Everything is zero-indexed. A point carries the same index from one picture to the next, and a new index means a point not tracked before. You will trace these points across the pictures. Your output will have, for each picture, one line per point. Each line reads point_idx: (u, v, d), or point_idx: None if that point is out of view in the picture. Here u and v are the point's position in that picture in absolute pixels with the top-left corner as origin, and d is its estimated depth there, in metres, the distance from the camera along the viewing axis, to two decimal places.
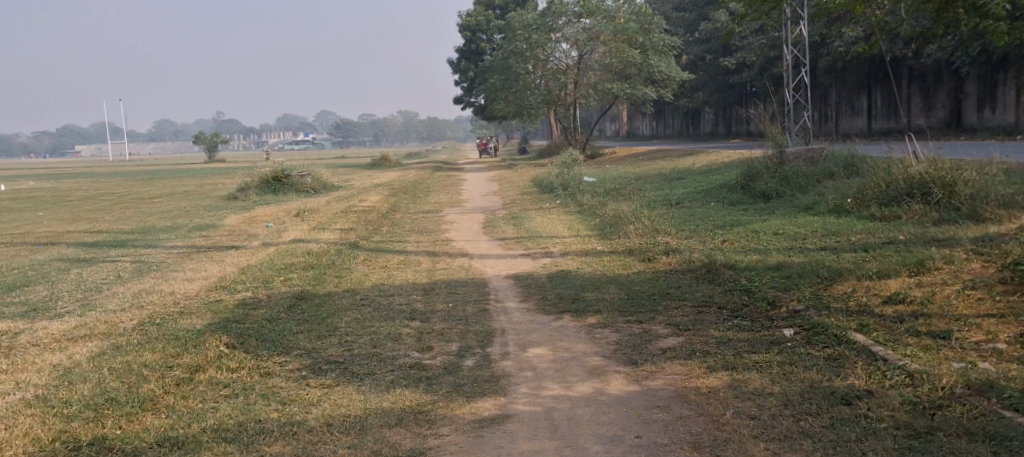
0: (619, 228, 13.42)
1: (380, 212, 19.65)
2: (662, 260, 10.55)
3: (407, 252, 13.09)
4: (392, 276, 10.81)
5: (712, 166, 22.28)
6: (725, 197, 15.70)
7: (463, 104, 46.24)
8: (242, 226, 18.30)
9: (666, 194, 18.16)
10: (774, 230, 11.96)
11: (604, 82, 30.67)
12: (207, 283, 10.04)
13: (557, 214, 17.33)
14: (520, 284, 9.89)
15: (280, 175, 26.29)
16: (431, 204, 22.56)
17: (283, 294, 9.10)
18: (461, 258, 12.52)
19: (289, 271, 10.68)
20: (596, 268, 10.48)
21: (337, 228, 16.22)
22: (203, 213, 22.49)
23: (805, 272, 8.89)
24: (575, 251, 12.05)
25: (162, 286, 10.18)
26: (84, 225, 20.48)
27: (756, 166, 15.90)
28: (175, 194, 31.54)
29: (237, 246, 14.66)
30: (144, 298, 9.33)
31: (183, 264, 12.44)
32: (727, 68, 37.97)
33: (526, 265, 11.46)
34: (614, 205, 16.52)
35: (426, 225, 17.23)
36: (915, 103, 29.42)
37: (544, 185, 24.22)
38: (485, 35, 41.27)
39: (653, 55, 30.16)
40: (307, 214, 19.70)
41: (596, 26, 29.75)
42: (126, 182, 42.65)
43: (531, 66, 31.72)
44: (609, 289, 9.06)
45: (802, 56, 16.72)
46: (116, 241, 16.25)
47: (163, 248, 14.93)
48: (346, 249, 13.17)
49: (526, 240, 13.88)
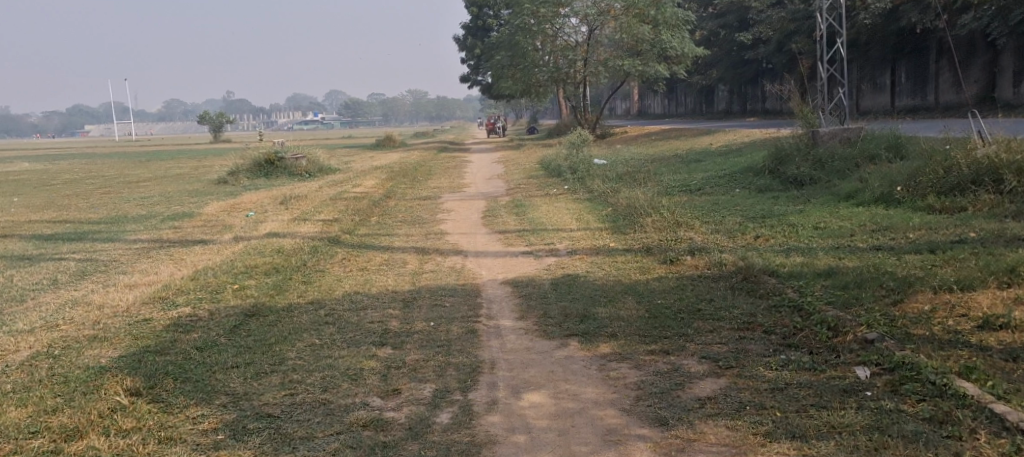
0: (633, 221, 11.79)
1: (373, 199, 18.10)
2: (686, 263, 8.88)
3: (393, 249, 11.53)
4: (369, 283, 9.21)
5: (734, 146, 20.52)
6: (752, 183, 14.04)
7: (469, 82, 44.52)
8: (219, 216, 16.77)
9: (685, 178, 16.47)
10: (815, 223, 10.30)
11: (614, 59, 28.96)
12: (147, 293, 8.50)
13: (564, 201, 15.75)
14: (518, 294, 8.28)
15: (272, 157, 24.71)
16: (429, 189, 20.92)
17: (230, 311, 7.57)
18: (454, 257, 10.92)
19: (249, 278, 9.12)
20: (608, 273, 8.84)
21: (320, 219, 14.63)
22: (185, 199, 20.98)
23: (866, 282, 7.20)
24: (584, 249, 10.45)
25: (94, 297, 8.63)
26: (54, 213, 19.00)
27: (786, 147, 14.18)
28: (165, 177, 30.04)
29: (205, 241, 13.12)
30: (65, 315, 7.79)
31: (136, 265, 10.91)
32: (742, 43, 36.07)
33: (528, 267, 9.84)
34: (627, 192, 14.87)
35: (420, 215, 15.61)
36: (942, 79, 27.27)
37: (551, 168, 22.56)
38: (491, 10, 39.49)
39: (665, 31, 28.49)
40: (293, 201, 18.14)
41: (606, 1, 27.91)
42: (121, 163, 41.16)
43: (538, 42, 29.98)
44: (624, 302, 7.44)
45: (837, 23, 14.88)
46: (77, 235, 14.75)
47: (122, 243, 13.44)
48: (323, 246, 11.60)
49: (529, 233, 12.26)
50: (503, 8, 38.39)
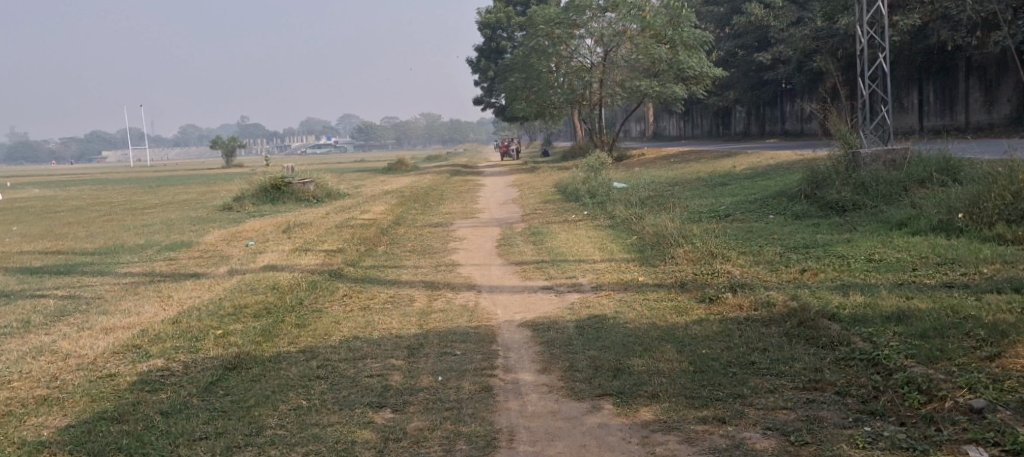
0: (663, 251, 10.72)
1: (381, 226, 17.16)
2: (727, 299, 7.77)
3: (400, 284, 10.54)
4: (370, 326, 8.21)
5: (760, 169, 19.44)
6: (787, 209, 12.92)
7: (482, 104, 43.68)
8: (219, 246, 15.84)
9: (712, 202, 15.41)
10: (868, 254, 9.26)
11: (631, 80, 27.98)
12: (121, 341, 7.54)
13: (584, 229, 14.74)
14: (539, 340, 7.26)
15: (279, 183, 23.78)
16: (440, 216, 19.95)
17: (208, 365, 6.58)
18: (466, 293, 9.92)
19: (236, 322, 8.15)
20: (640, 313, 7.73)
21: (323, 249, 13.66)
22: (187, 227, 20.08)
23: (947, 329, 6.13)
24: (610, 284, 9.41)
25: (61, 345, 7.69)
26: (49, 243, 18.16)
27: (823, 169, 13.08)
28: (171, 203, 29.17)
29: (198, 276, 12.16)
30: (23, 368, 6.81)
31: (119, 305, 9.98)
32: (761, 63, 35.05)
33: (547, 306, 8.81)
34: (652, 218, 13.84)
35: (430, 245, 14.63)
36: (973, 98, 26.12)
37: (568, 193, 21.55)
38: (505, 32, 38.71)
39: (683, 52, 27.40)
40: (298, 229, 17.22)
41: (622, 21, 27.03)
42: (130, 189, 40.39)
43: (553, 64, 29.10)
44: (663, 349, 6.42)
45: (878, 38, 13.88)
46: (65, 267, 13.84)
47: (111, 277, 12.52)
48: (323, 281, 10.64)
49: (547, 265, 11.24)
50: (517, 30, 37.61)
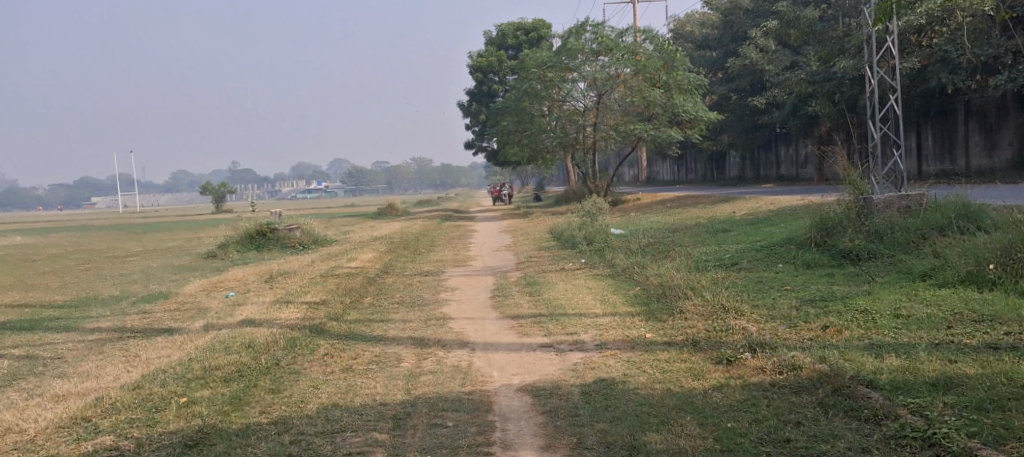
0: (670, 303, 9.91)
1: (369, 275, 16.38)
2: (747, 359, 6.95)
3: (387, 341, 9.76)
4: (352, 392, 7.42)
5: (762, 215, 18.73)
6: (796, 256, 12.08)
7: (474, 149, 43.16)
8: (197, 297, 15.06)
9: (716, 249, 14.66)
10: (895, 308, 8.49)
11: (625, 124, 27.32)
12: (72, 411, 6.80)
13: (581, 278, 13.99)
14: (540, 408, 6.48)
15: (265, 229, 23.02)
16: (431, 263, 19.17)
17: (167, 449, 5.86)
18: (458, 352, 9.12)
19: (202, 388, 7.39)
20: (651, 376, 6.91)
21: (305, 302, 12.86)
22: (167, 276, 19.26)
23: (1007, 401, 5.44)
24: (616, 342, 8.59)
25: (4, 417, 6.95)
26: (19, 294, 17.30)
27: (834, 216, 12.32)
28: (154, 251, 28.33)
29: (169, 331, 11.34)
30: None
31: (80, 367, 9.19)
32: (755, 108, 34.54)
33: (547, 367, 8.00)
34: (653, 267, 13.11)
35: (420, 295, 13.85)
36: (973, 142, 25.62)
37: (563, 240, 20.83)
38: (497, 76, 38.26)
39: (677, 95, 26.80)
40: (281, 279, 16.44)
41: (615, 64, 26.45)
42: (116, 235, 39.50)
43: (546, 107, 28.75)
44: (683, 420, 5.72)
45: (889, 79, 13.27)
46: (31, 322, 13.01)
47: (77, 333, 11.71)
48: (302, 338, 9.84)
49: (546, 320, 10.45)
50: (509, 73, 37.39)
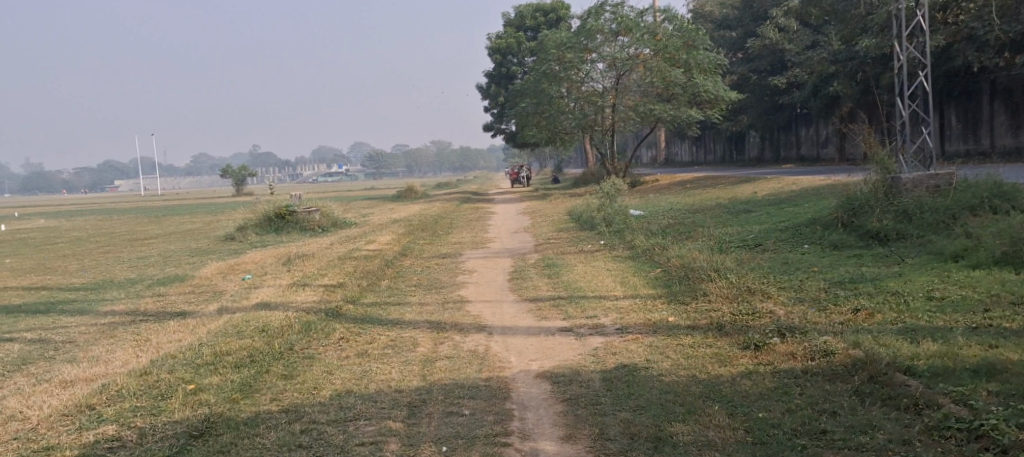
0: (692, 286, 9.59)
1: (386, 258, 16.15)
2: (776, 344, 6.65)
3: (402, 325, 9.52)
4: (366, 377, 7.19)
5: (785, 195, 18.33)
6: (822, 238, 11.73)
7: (492, 131, 42.83)
8: (213, 280, 14.90)
9: (739, 230, 14.29)
10: (928, 290, 8.13)
11: (646, 104, 26.89)
12: (76, 399, 6.63)
13: (601, 260, 13.70)
14: (560, 396, 6.22)
15: (283, 211, 22.81)
16: (449, 246, 18.93)
17: (175, 444, 5.69)
18: (475, 336, 8.87)
19: (212, 375, 7.18)
20: (675, 362, 6.63)
21: (321, 284, 12.63)
22: (185, 259, 19.12)
23: None
24: (637, 326, 8.30)
25: (9, 404, 6.78)
26: (37, 277, 17.21)
27: (862, 196, 11.93)
28: (174, 234, 28.24)
29: (183, 315, 11.14)
30: None
31: (90, 352, 9.01)
32: (776, 88, 33.98)
33: (567, 352, 7.73)
34: (675, 249, 12.79)
35: (437, 278, 13.60)
36: (997, 122, 25.03)
37: (582, 222, 20.50)
38: (516, 57, 37.87)
39: (698, 75, 26.33)
40: (298, 262, 16.25)
41: (635, 45, 26.14)
42: (136, 219, 39.51)
43: (565, 89, 28.35)
44: (710, 409, 5.46)
45: (918, 54, 12.84)
46: (47, 306, 12.88)
47: (92, 316, 11.55)
48: (317, 322, 9.61)
49: (565, 302, 10.17)
50: (528, 55, 36.97)
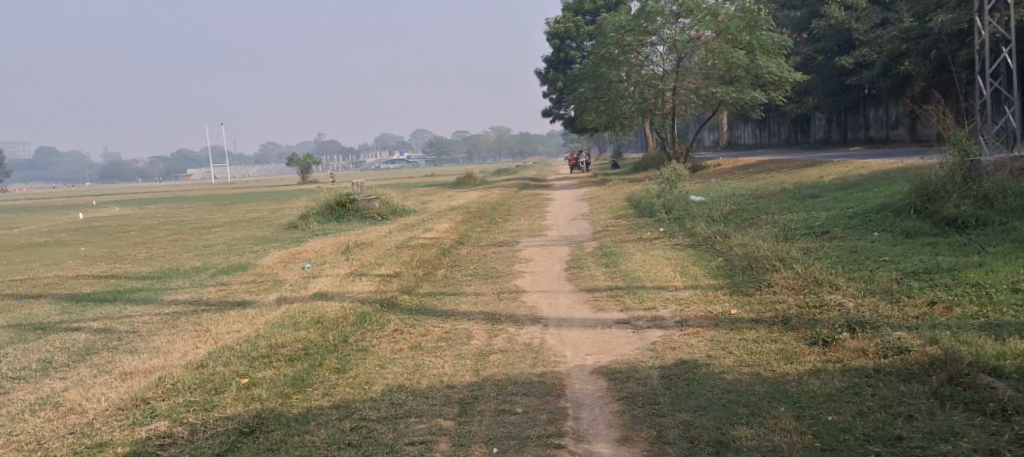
0: (756, 276, 9.29)
1: (444, 246, 16.08)
2: (846, 340, 6.38)
3: (458, 317, 9.40)
4: (419, 371, 7.09)
5: (852, 180, 17.78)
6: (894, 225, 11.28)
7: (551, 116, 42.55)
8: (274, 269, 15.00)
9: (805, 216, 13.86)
10: (1010, 281, 7.72)
11: (706, 88, 26.32)
12: (132, 391, 6.64)
13: (661, 248, 13.43)
14: (616, 394, 6.03)
15: (343, 199, 22.91)
16: (507, 233, 18.79)
17: (226, 443, 5.67)
18: (530, 328, 8.70)
19: (266, 368, 7.14)
20: (738, 359, 6.39)
21: (378, 274, 12.59)
22: (248, 248, 19.33)
23: None
24: (698, 318, 8.06)
25: (68, 396, 6.82)
26: (106, 266, 17.55)
27: (937, 181, 11.32)
28: (238, 221, 28.64)
29: (243, 305, 11.19)
30: (25, 438, 6.04)
31: (151, 342, 9.06)
32: (843, 68, 33.06)
33: (624, 346, 7.52)
34: (737, 236, 12.45)
35: (494, 267, 13.47)
36: None
37: (641, 208, 20.19)
38: (574, 42, 37.51)
39: (761, 56, 25.76)
40: (357, 250, 16.27)
41: (697, 26, 25.54)
42: (202, 207, 40.22)
43: (624, 73, 27.95)
44: (777, 411, 5.25)
45: (1002, 30, 12.24)
46: (114, 294, 13.08)
47: (155, 306, 11.69)
48: (372, 313, 9.55)
49: (622, 293, 9.95)
50: (587, 39, 36.57)
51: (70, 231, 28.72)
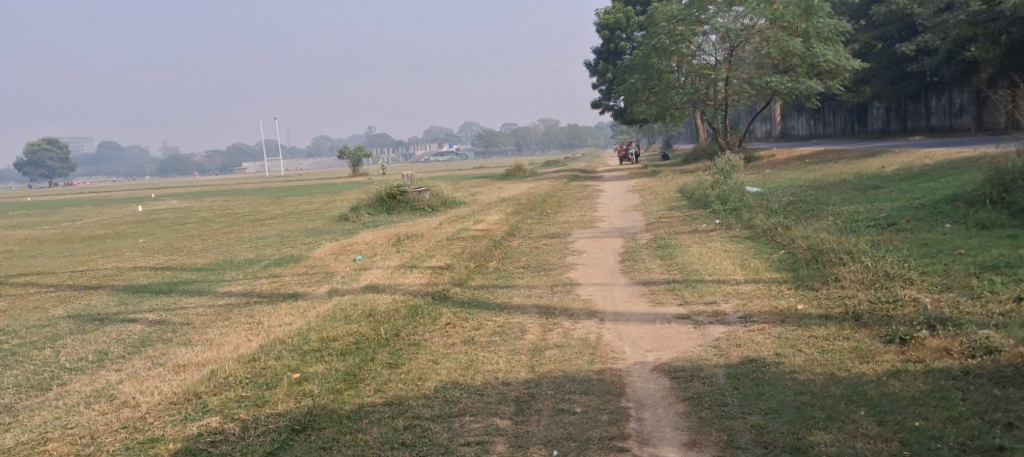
0: (822, 270, 8.93)
1: (495, 239, 15.88)
2: (925, 338, 6.08)
3: (511, 310, 9.17)
4: (473, 367, 6.87)
5: (915, 170, 17.18)
6: (966, 216, 10.79)
7: (601, 107, 42.12)
8: (325, 261, 14.93)
9: (868, 208, 13.38)
10: None
11: (761, 77, 25.66)
12: (184, 385, 6.51)
13: (718, 241, 13.09)
14: (679, 393, 5.75)
15: (394, 192, 22.84)
16: (559, 225, 18.54)
17: (275, 441, 5.52)
18: (586, 322, 8.44)
19: (318, 362, 6.98)
20: (809, 358, 6.11)
21: (430, 266, 12.41)
22: (300, 240, 19.35)
23: None
24: (762, 314, 7.74)
25: (121, 388, 6.72)
26: (161, 257, 17.67)
27: (1014, 167, 10.71)
28: (290, 214, 28.78)
29: (295, 297, 11.08)
30: (77, 432, 5.95)
31: (204, 334, 8.96)
32: (904, 55, 32.20)
33: (686, 342, 7.22)
34: (798, 229, 12.06)
35: (547, 260, 13.23)
36: None
37: (695, 200, 19.77)
38: (625, 32, 37.02)
39: (817, 44, 25.08)
40: (408, 242, 16.15)
41: (750, 15, 24.98)
42: (256, 199, 40.60)
43: (675, 62, 27.48)
44: (856, 414, 5.01)
45: None
46: (169, 286, 13.11)
47: (209, 297, 11.65)
48: (424, 306, 9.36)
49: (681, 287, 9.63)
50: (638, 29, 36.10)
51: (127, 223, 29.10)
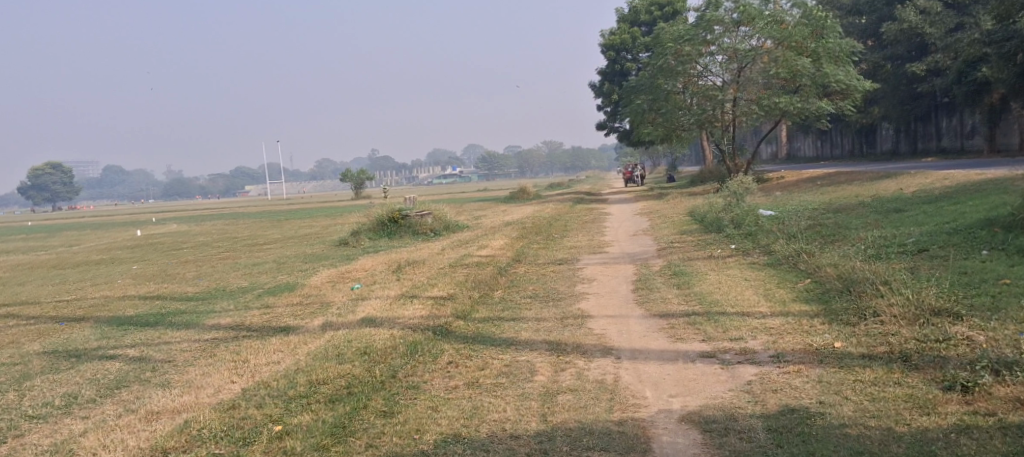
0: (857, 302, 8.22)
1: (501, 265, 15.14)
2: (990, 386, 5.62)
3: (519, 347, 8.42)
4: (477, 416, 6.14)
5: (937, 192, 16.42)
6: (1004, 243, 10.04)
7: (606, 129, 41.44)
8: (322, 290, 14.19)
9: (893, 233, 12.58)
10: None
11: (769, 97, 24.79)
12: (151, 441, 5.81)
13: (735, 268, 12.35)
14: None
15: (396, 215, 22.10)
16: (565, 250, 17.80)
17: None
18: (601, 361, 7.68)
19: (304, 411, 6.24)
20: (860, 410, 5.57)
21: (431, 297, 11.65)
22: (299, 266, 18.60)
23: None
24: (797, 353, 6.99)
25: (82, 443, 6.00)
26: (153, 285, 16.94)
27: None
28: (290, 238, 28.06)
29: (287, 331, 10.32)
30: None
31: (185, 374, 8.21)
32: (915, 75, 31.53)
33: (714, 386, 6.47)
34: (823, 256, 11.33)
35: (555, 289, 12.49)
36: None
37: (707, 224, 19.02)
38: (630, 53, 36.45)
39: (828, 65, 24.18)
40: (408, 270, 15.43)
41: (758, 35, 24.45)
42: (257, 223, 39.93)
43: (681, 84, 26.82)
44: None
45: None
46: (157, 318, 12.38)
47: (195, 330, 10.90)
48: (424, 342, 8.61)
49: (702, 320, 8.87)
50: (643, 50, 35.50)
51: (124, 248, 28.39)
